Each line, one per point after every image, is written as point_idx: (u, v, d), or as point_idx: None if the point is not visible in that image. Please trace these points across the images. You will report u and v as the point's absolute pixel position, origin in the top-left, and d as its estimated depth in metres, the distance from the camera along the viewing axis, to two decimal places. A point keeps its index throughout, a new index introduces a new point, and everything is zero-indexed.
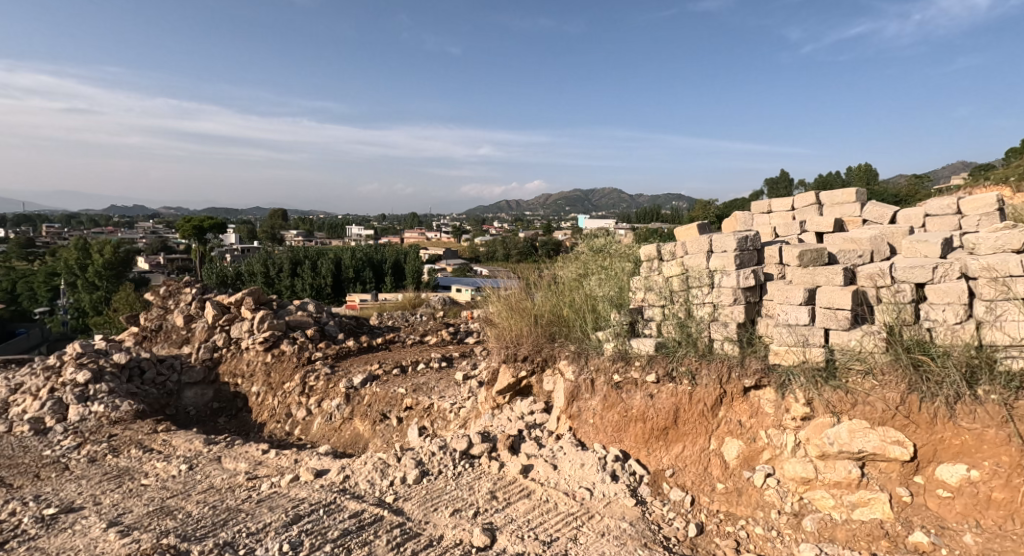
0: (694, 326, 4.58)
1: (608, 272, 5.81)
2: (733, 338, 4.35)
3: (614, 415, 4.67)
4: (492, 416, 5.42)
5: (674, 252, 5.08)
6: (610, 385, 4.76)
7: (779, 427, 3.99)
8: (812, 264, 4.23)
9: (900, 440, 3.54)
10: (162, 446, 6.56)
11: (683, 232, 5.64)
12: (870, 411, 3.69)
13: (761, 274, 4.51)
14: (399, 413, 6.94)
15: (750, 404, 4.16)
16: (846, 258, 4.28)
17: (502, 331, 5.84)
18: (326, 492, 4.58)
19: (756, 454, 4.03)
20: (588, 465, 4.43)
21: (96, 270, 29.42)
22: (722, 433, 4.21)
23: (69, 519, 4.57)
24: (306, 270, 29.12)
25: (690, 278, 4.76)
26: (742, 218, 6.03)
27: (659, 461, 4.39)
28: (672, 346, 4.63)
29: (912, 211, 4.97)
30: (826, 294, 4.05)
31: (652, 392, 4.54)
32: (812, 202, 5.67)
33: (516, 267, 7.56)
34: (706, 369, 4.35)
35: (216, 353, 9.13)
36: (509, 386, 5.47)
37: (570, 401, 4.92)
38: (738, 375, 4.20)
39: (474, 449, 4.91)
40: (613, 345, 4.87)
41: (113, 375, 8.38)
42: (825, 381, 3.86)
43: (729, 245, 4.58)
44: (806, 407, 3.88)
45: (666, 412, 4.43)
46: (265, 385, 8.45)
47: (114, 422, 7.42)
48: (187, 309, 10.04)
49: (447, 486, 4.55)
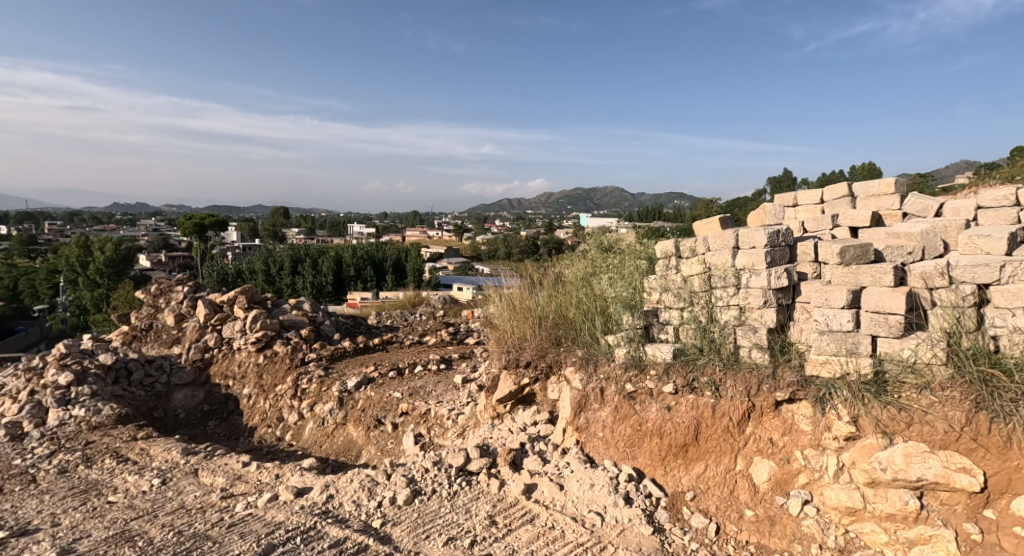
0: (718, 331, 4.11)
1: (619, 271, 5.19)
2: (764, 345, 3.89)
3: (627, 428, 4.20)
4: (491, 427, 4.94)
5: (694, 249, 4.54)
6: (623, 395, 4.28)
7: (818, 448, 3.52)
8: (856, 263, 3.74)
9: (967, 467, 3.07)
10: (137, 456, 6.08)
11: (702, 228, 5.14)
12: (929, 432, 3.21)
13: (795, 274, 4.05)
14: (394, 419, 6.49)
15: (783, 420, 3.69)
16: (893, 256, 3.78)
17: (503, 333, 5.38)
18: (306, 515, 4.09)
19: (790, 477, 3.56)
20: (600, 487, 3.96)
21: (98, 267, 28.97)
22: (750, 452, 3.74)
23: (21, 544, 4.10)
24: (307, 268, 28.66)
25: (713, 277, 4.26)
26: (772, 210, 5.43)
27: (678, 482, 3.93)
28: (692, 353, 4.14)
29: (963, 203, 4.54)
30: (874, 296, 3.55)
31: (670, 405, 4.06)
32: (844, 194, 5.28)
33: (518, 265, 7.06)
34: (732, 380, 3.87)
35: (208, 354, 8.67)
36: (511, 394, 4.99)
37: (577, 412, 4.45)
38: (769, 387, 3.73)
39: (472, 465, 4.44)
40: (626, 351, 4.40)
41: (98, 376, 7.92)
42: (875, 396, 3.37)
43: (759, 242, 4.09)
44: (851, 425, 3.41)
45: (686, 427, 3.96)
46: (256, 387, 7.99)
47: (93, 428, 6.95)
48: (178, 307, 9.60)
49: (441, 509, 4.09)
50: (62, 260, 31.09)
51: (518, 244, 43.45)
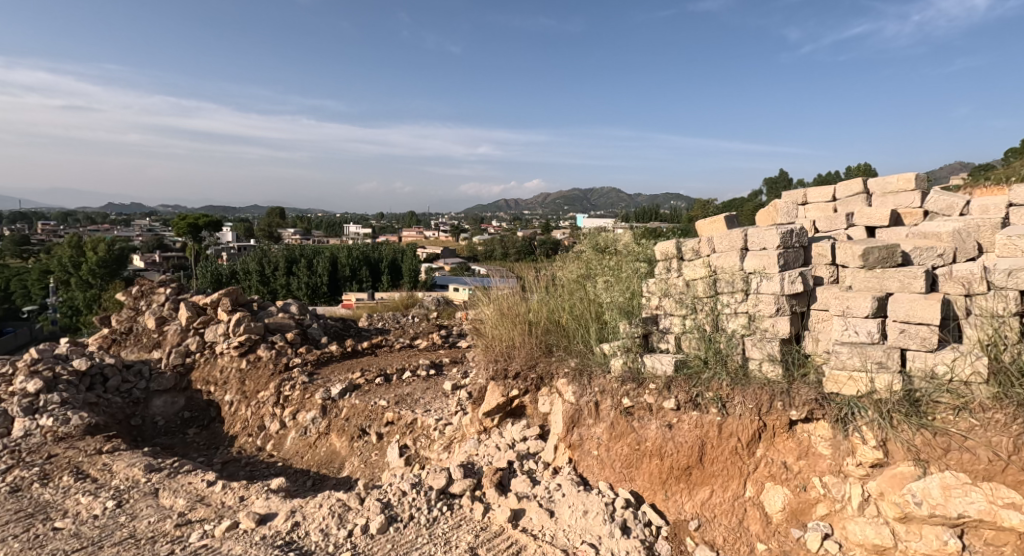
0: (725, 342, 3.70)
1: (617, 274, 4.77)
2: (777, 358, 3.50)
3: (624, 447, 3.80)
4: (477, 443, 4.52)
5: (698, 250, 4.14)
6: (620, 411, 3.86)
7: (839, 475, 3.14)
8: (881, 266, 3.36)
9: (1016, 503, 2.70)
10: (98, 472, 5.62)
11: (706, 227, 4.72)
12: (970, 461, 2.83)
13: (811, 279, 3.65)
14: (379, 429, 6.05)
15: (798, 442, 3.31)
16: (922, 259, 3.39)
17: (491, 340, 4.95)
18: (266, 548, 3.70)
19: (808, 507, 3.19)
20: (594, 514, 3.56)
21: (89, 268, 28.48)
22: (761, 477, 3.36)
23: None
24: (302, 268, 28.20)
25: (719, 282, 3.87)
26: (784, 209, 5.00)
27: (680, 509, 3.54)
28: (695, 366, 3.73)
29: (993, 200, 4.20)
30: (903, 305, 3.13)
31: (672, 422, 3.66)
32: (859, 191, 4.90)
33: (511, 267, 6.61)
34: (741, 396, 3.48)
35: (190, 359, 8.22)
36: (498, 407, 4.54)
37: (570, 428, 4.05)
38: (782, 405, 3.35)
39: (454, 486, 4.03)
40: (622, 362, 3.96)
41: (70, 383, 7.42)
42: (906, 418, 2.98)
43: (771, 242, 3.69)
44: (878, 450, 3.03)
45: (689, 449, 3.57)
46: (238, 394, 7.55)
47: (60, 439, 6.46)
48: (160, 310, 9.15)
49: (418, 539, 3.68)
50: (54, 261, 30.58)
51: (516, 245, 43.12)
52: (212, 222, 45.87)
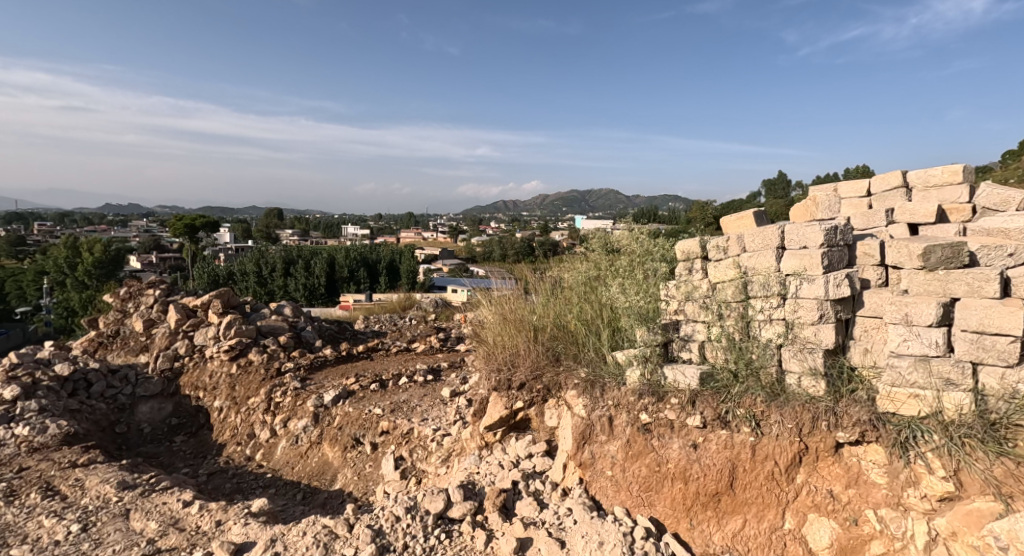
0: (758, 352, 3.28)
1: (633, 276, 4.36)
2: (818, 372, 3.09)
3: (642, 468, 3.37)
4: (478, 459, 4.08)
5: (725, 249, 3.74)
6: (637, 427, 3.43)
7: (898, 508, 2.79)
8: (943, 267, 3.00)
9: None
10: (69, 489, 5.17)
11: (731, 224, 4.28)
12: None
13: (856, 282, 3.25)
14: (374, 439, 5.60)
15: (845, 468, 2.94)
16: (990, 258, 3.02)
17: (492, 348, 4.51)
18: None
19: (860, 545, 2.83)
20: (610, 546, 3.12)
21: (84, 269, 27.97)
22: (802, 507, 2.97)
23: None
24: (299, 270, 27.76)
25: (752, 285, 3.46)
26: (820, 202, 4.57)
27: (708, 540, 3.14)
28: (723, 379, 3.30)
29: None
30: (977, 312, 2.80)
31: (696, 442, 3.24)
32: (897, 184, 4.51)
33: (512, 268, 6.19)
34: (779, 414, 3.07)
35: (177, 363, 7.75)
36: (501, 421, 4.13)
37: (580, 445, 3.59)
38: (827, 426, 2.97)
39: (454, 511, 3.59)
40: (639, 374, 3.51)
41: (50, 390, 6.97)
42: (983, 445, 2.68)
43: (813, 241, 3.30)
44: (949, 482, 2.70)
45: (718, 472, 3.15)
46: (228, 400, 7.08)
47: (34, 450, 5.99)
48: (148, 312, 8.70)
49: None
50: (48, 261, 30.01)
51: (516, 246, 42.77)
52: (210, 222, 45.44)
